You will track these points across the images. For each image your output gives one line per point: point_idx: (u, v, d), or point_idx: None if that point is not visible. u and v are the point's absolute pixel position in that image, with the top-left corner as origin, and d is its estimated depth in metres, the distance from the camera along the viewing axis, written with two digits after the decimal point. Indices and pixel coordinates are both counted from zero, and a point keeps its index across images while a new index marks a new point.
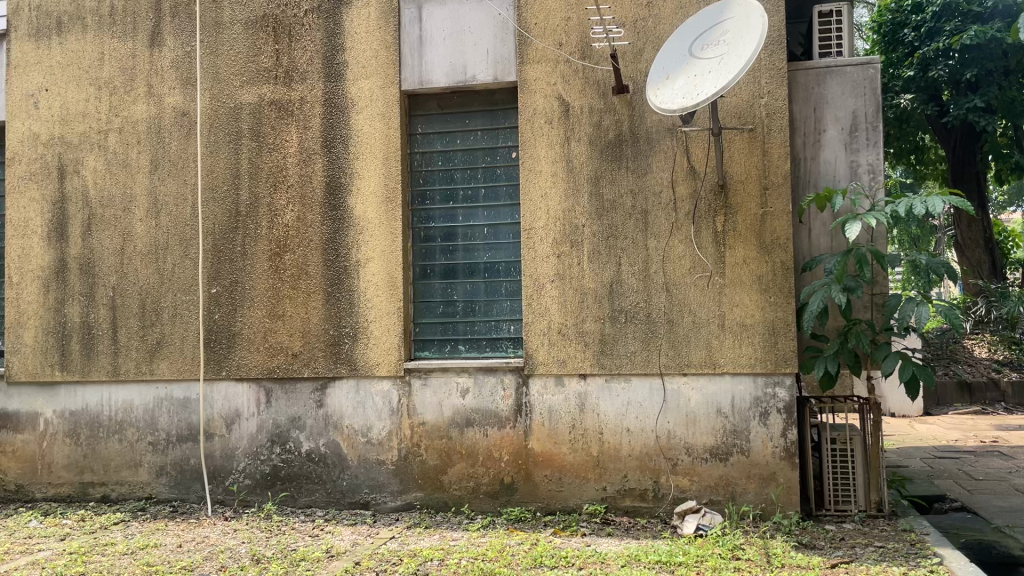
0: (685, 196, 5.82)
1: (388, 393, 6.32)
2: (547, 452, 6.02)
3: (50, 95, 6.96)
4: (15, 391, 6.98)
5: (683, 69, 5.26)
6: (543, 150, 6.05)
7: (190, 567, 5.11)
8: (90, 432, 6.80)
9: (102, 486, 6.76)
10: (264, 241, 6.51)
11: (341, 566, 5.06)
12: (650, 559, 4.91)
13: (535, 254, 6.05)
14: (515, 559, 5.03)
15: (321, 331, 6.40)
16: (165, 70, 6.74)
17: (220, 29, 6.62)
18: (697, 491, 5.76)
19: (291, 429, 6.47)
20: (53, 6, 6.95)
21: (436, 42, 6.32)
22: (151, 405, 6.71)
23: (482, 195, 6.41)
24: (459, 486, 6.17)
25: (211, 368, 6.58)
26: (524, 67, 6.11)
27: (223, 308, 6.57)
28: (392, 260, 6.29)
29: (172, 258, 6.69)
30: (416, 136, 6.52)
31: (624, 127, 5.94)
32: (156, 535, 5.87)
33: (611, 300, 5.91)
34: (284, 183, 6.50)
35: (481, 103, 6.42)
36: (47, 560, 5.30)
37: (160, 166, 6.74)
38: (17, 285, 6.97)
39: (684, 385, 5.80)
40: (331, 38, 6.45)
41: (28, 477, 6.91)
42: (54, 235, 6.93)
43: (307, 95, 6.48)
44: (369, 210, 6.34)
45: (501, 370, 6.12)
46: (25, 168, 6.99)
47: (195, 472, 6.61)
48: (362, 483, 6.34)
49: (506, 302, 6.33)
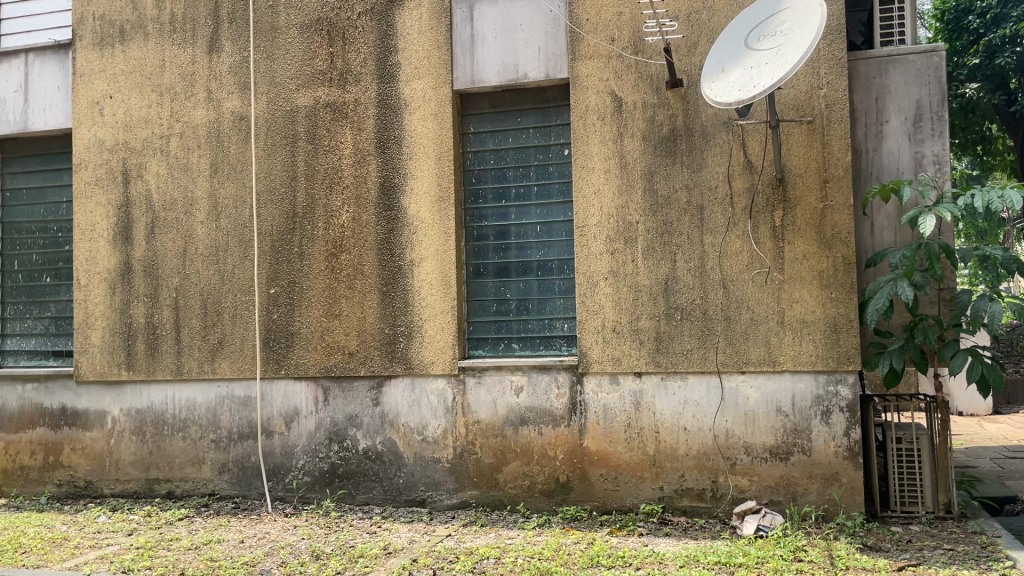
0: (742, 191, 5.71)
1: (443, 391, 6.34)
2: (603, 451, 5.97)
3: (115, 102, 7.17)
4: (84, 390, 7.20)
5: (740, 61, 5.16)
6: (596, 147, 6.02)
7: (252, 562, 5.20)
8: (156, 429, 6.98)
9: (168, 483, 6.94)
10: (321, 241, 6.61)
11: (398, 563, 5.10)
12: (709, 560, 4.84)
13: (589, 251, 6.02)
14: (571, 558, 5.00)
15: (377, 330, 6.46)
16: (224, 75, 6.87)
17: (276, 34, 6.74)
18: (757, 491, 5.65)
19: (349, 426, 6.55)
20: (116, 16, 7.16)
21: (487, 41, 6.32)
22: (214, 403, 6.85)
23: (534, 194, 6.40)
24: (514, 484, 6.16)
25: (271, 367, 6.70)
26: (577, 64, 6.08)
27: (281, 308, 6.69)
28: (446, 259, 6.32)
29: (231, 259, 6.82)
30: (469, 136, 6.53)
31: (679, 121, 5.86)
32: (219, 530, 5.99)
33: (667, 297, 5.84)
34: (340, 184, 6.58)
35: (533, 101, 6.40)
36: (115, 555, 5.45)
37: (219, 169, 6.88)
38: (86, 286, 7.20)
39: (742, 383, 5.69)
40: (384, 39, 6.50)
41: (96, 473, 7.13)
42: (119, 238, 7.13)
43: (361, 96, 6.54)
44: (423, 209, 6.38)
45: (555, 368, 6.10)
46: (92, 173, 7.22)
47: (255, 469, 6.74)
48: (418, 481, 6.38)
49: (559, 301, 6.30)
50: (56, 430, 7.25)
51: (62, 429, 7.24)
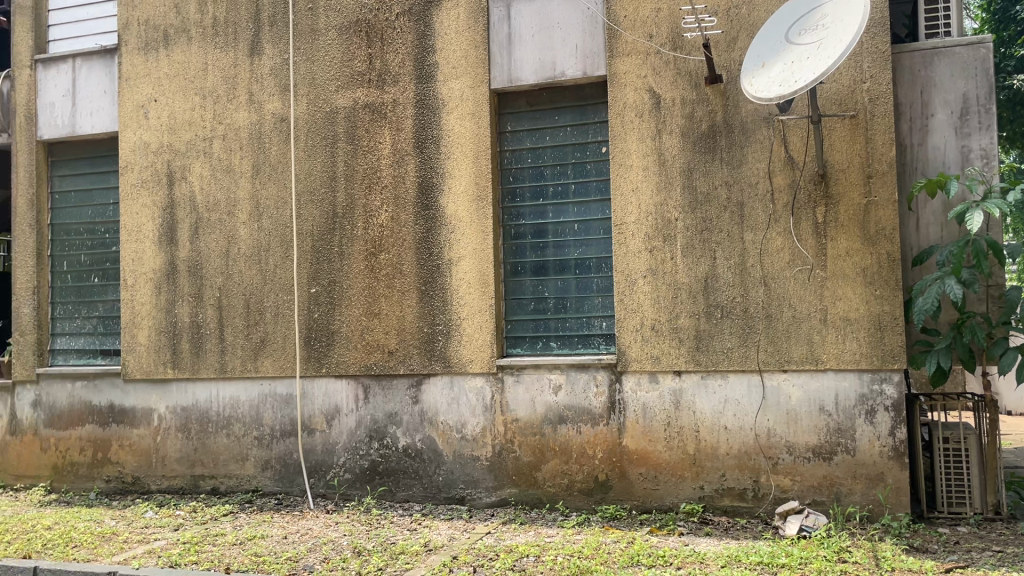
0: (783, 187, 5.64)
1: (482, 390, 6.37)
2: (642, 450, 5.95)
3: (159, 105, 7.31)
4: (131, 387, 7.35)
5: (780, 55, 5.10)
6: (634, 144, 5.99)
7: (295, 558, 5.27)
8: (200, 426, 7.11)
9: (213, 479, 7.06)
10: (360, 241, 6.67)
11: (439, 560, 5.13)
12: (752, 560, 4.80)
13: (627, 249, 6.00)
14: (611, 557, 4.98)
15: (416, 329, 6.51)
16: (265, 77, 6.97)
17: (315, 36, 6.81)
18: (799, 491, 5.58)
19: (388, 424, 6.60)
20: (160, 21, 7.30)
21: (525, 40, 6.33)
22: (257, 400, 6.96)
23: (572, 192, 6.38)
24: (553, 483, 6.16)
25: (312, 365, 6.79)
26: (614, 61, 6.06)
27: (322, 307, 6.76)
28: (484, 258, 6.34)
29: (273, 259, 6.92)
30: (506, 135, 6.54)
31: (718, 117, 5.80)
32: (263, 526, 6.08)
33: (707, 295, 5.79)
34: (378, 184, 6.63)
35: (570, 99, 6.39)
36: (163, 550, 5.56)
37: (260, 170, 6.98)
38: (132, 286, 7.36)
39: (784, 382, 5.63)
40: (422, 39, 6.54)
41: (144, 469, 7.28)
42: (164, 239, 7.27)
43: (400, 97, 6.59)
44: (461, 208, 6.41)
45: (593, 366, 6.09)
46: (138, 176, 7.37)
47: (297, 466, 6.84)
48: (457, 478, 6.41)
49: (597, 299, 6.28)
50: (105, 426, 7.42)
51: (110, 426, 7.40)
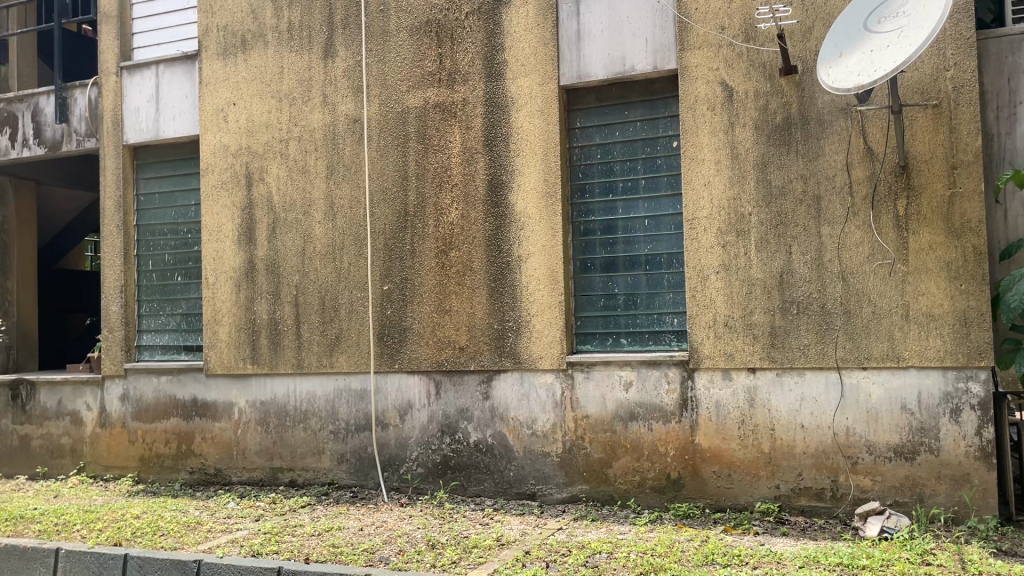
0: (862, 179, 5.49)
1: (552, 386, 6.38)
2: (715, 448, 5.88)
3: (238, 108, 7.54)
4: (213, 382, 7.60)
5: (858, 44, 4.97)
6: (705, 138, 5.92)
7: (371, 549, 5.38)
8: (279, 420, 7.32)
9: (291, 472, 7.26)
10: (431, 239, 6.76)
11: (512, 554, 5.16)
12: (830, 561, 4.70)
13: (700, 245, 5.94)
14: (685, 555, 4.94)
15: (486, 325, 6.56)
16: (338, 79, 7.11)
17: (387, 37, 6.92)
18: (880, 491, 5.43)
19: (460, 420, 6.68)
20: (238, 27, 7.52)
21: (594, 36, 6.31)
22: (332, 395, 7.13)
23: (642, 187, 6.33)
24: (624, 480, 6.14)
25: (385, 361, 6.91)
26: (685, 54, 5.99)
27: (394, 304, 6.88)
28: (553, 254, 6.36)
29: (348, 258, 7.06)
30: (575, 131, 6.53)
31: (793, 109, 5.68)
32: (339, 518, 6.22)
33: (782, 291, 5.68)
34: (449, 182, 6.70)
35: (640, 93, 6.34)
36: (245, 539, 5.75)
37: (334, 170, 7.13)
38: (214, 284, 7.61)
39: (863, 379, 5.48)
40: (491, 38, 6.57)
41: (225, 461, 7.53)
42: (243, 238, 7.50)
43: (469, 96, 6.65)
44: (530, 205, 6.44)
45: (665, 363, 6.03)
46: (218, 177, 7.61)
47: (372, 460, 6.98)
48: (528, 474, 6.44)
49: (669, 295, 6.22)
50: (188, 420, 7.69)
51: (193, 420, 7.67)
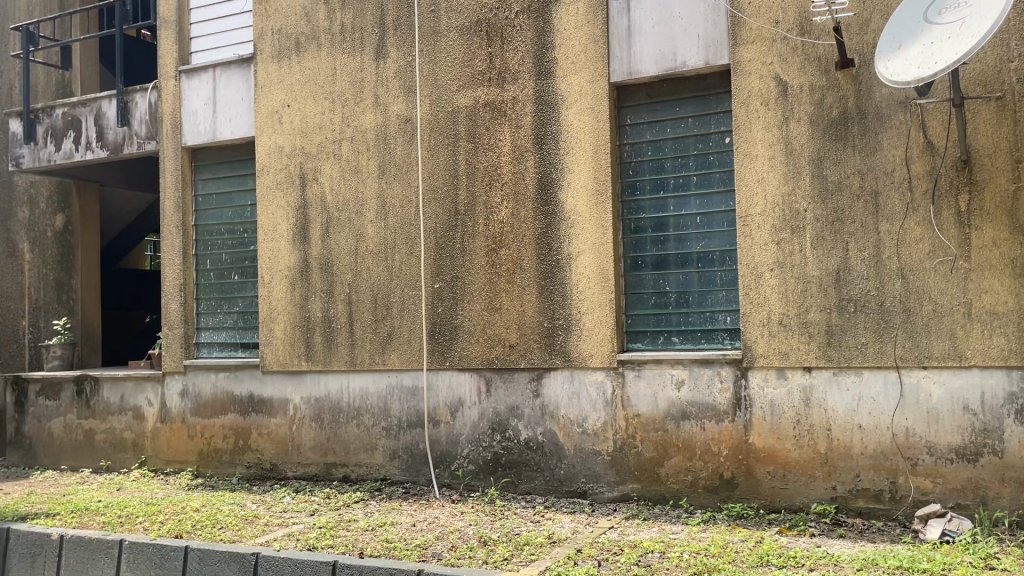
0: (922, 174, 5.36)
1: (602, 384, 6.37)
2: (770, 448, 5.80)
3: (292, 110, 7.67)
4: (268, 378, 7.76)
5: (919, 36, 4.85)
6: (759, 133, 5.85)
7: (424, 545, 5.44)
8: (332, 416, 7.43)
9: (344, 467, 7.38)
10: (482, 237, 6.79)
11: (563, 552, 5.17)
12: (889, 564, 4.60)
13: (753, 242, 5.87)
14: (739, 556, 4.89)
15: (536, 323, 6.58)
16: (390, 80, 7.19)
17: (437, 38, 6.97)
18: (941, 494, 5.31)
19: (510, 417, 6.70)
20: (292, 29, 7.65)
21: (644, 32, 6.27)
22: (384, 392, 7.22)
23: (694, 183, 6.27)
24: (676, 479, 6.10)
25: (436, 359, 6.97)
26: (738, 49, 5.92)
27: (446, 302, 6.93)
28: (604, 252, 6.34)
29: (399, 256, 7.14)
30: (626, 128, 6.50)
31: (850, 103, 5.56)
32: (392, 513, 6.30)
33: (839, 289, 5.58)
34: (499, 181, 6.73)
35: (692, 89, 6.28)
36: (301, 533, 5.85)
37: (386, 170, 7.21)
38: (269, 283, 7.76)
39: (924, 379, 5.35)
40: (541, 36, 6.57)
41: (281, 456, 7.68)
42: (298, 237, 7.63)
43: (520, 94, 6.66)
44: (580, 203, 6.43)
45: (717, 362, 5.97)
46: (273, 178, 7.76)
47: (423, 456, 7.05)
48: (579, 472, 6.44)
49: (721, 293, 6.14)
50: (245, 415, 7.86)
51: (250, 416, 7.84)
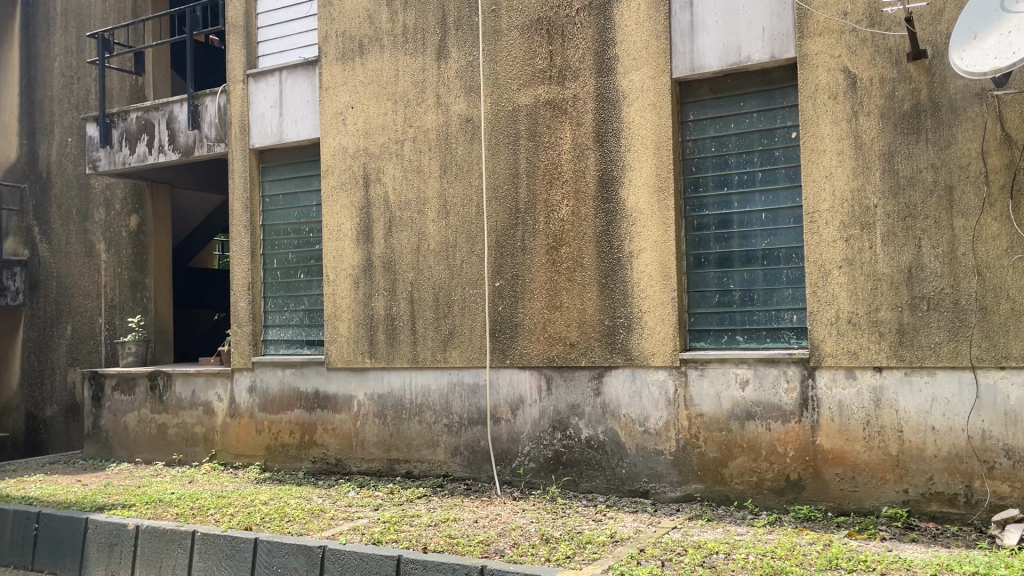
0: (999, 167, 5.17)
1: (665, 383, 6.31)
2: (838, 450, 5.68)
3: (356, 111, 7.80)
4: (333, 375, 7.91)
5: (996, 24, 4.68)
6: (827, 127, 5.73)
7: (486, 541, 5.47)
8: (395, 412, 7.54)
9: (407, 463, 7.48)
10: (542, 235, 6.80)
11: (626, 552, 5.15)
12: (965, 570, 4.46)
13: (821, 239, 5.75)
14: (807, 558, 4.80)
15: (597, 322, 6.56)
16: (451, 80, 7.25)
17: (498, 37, 7.00)
18: (1020, 499, 5.11)
19: (571, 415, 6.70)
20: (356, 32, 7.78)
21: (708, 26, 6.19)
22: (446, 389, 7.29)
23: (759, 180, 6.17)
24: (741, 480, 6.01)
25: (497, 356, 7.01)
26: (805, 42, 5.80)
27: (506, 301, 6.96)
28: (666, 250, 6.29)
29: (460, 255, 7.20)
30: (688, 124, 6.43)
31: (923, 95, 5.40)
32: (455, 510, 6.36)
33: (910, 286, 5.43)
34: (559, 178, 6.73)
35: (757, 84, 6.17)
36: (366, 527, 5.95)
37: (448, 169, 7.27)
38: (334, 282, 7.92)
39: (1001, 379, 5.16)
40: (602, 33, 6.55)
41: (345, 452, 7.82)
42: (361, 237, 7.76)
43: (581, 92, 6.65)
44: (642, 201, 6.38)
45: (784, 361, 5.87)
46: (338, 178, 7.91)
47: (485, 453, 7.10)
48: (641, 471, 6.40)
49: (787, 291, 6.03)
50: (311, 411, 8.03)
51: (316, 411, 7.99)
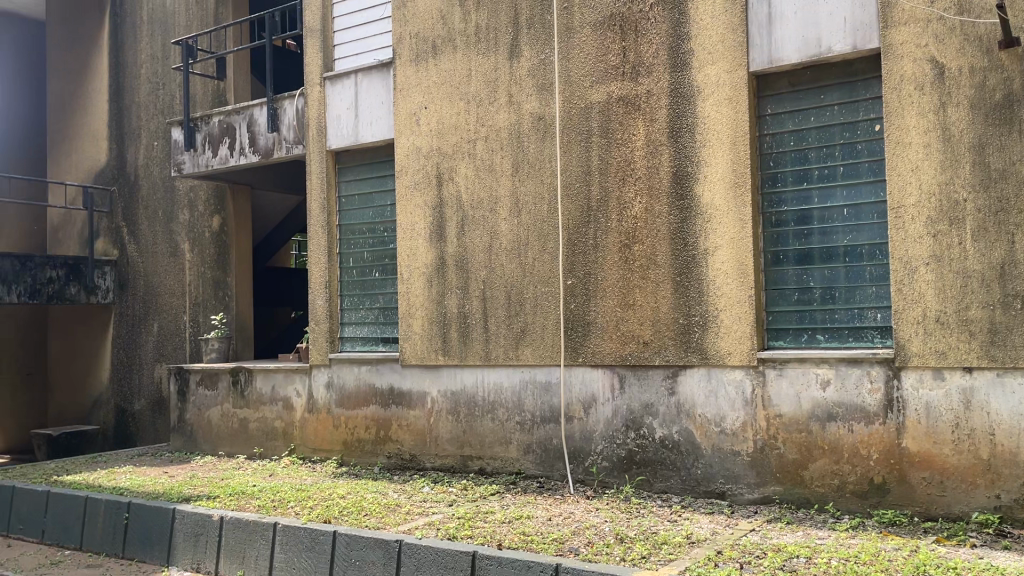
0: None
1: (741, 383, 6.20)
2: (925, 453, 5.48)
3: (429, 112, 7.89)
4: (407, 372, 8.03)
5: None
6: (913, 119, 5.53)
7: (560, 539, 5.47)
8: (468, 410, 7.60)
9: (480, 460, 7.53)
10: (615, 233, 6.76)
11: (703, 553, 5.08)
12: None
13: (906, 235, 5.56)
14: (892, 564, 4.65)
15: (671, 320, 6.48)
16: (524, 78, 7.26)
17: (571, 34, 6.98)
18: None
19: (645, 415, 6.64)
20: (429, 33, 7.87)
21: (786, 17, 6.04)
22: (518, 387, 7.31)
23: (840, 174, 6.00)
24: (821, 483, 5.86)
25: (570, 354, 7.00)
26: (889, 32, 5.61)
27: (578, 299, 6.94)
28: (742, 247, 6.17)
29: (532, 253, 7.21)
30: (766, 118, 6.30)
31: (1016, 84, 5.16)
32: (528, 507, 6.37)
33: (1003, 284, 5.20)
34: (632, 175, 6.68)
35: (838, 76, 6.00)
36: (441, 523, 6.02)
37: (520, 168, 7.29)
38: (408, 280, 8.04)
39: None
40: (677, 27, 6.46)
41: (419, 447, 7.92)
42: (434, 235, 7.85)
43: (654, 88, 6.58)
44: (717, 197, 6.28)
45: (867, 361, 5.70)
46: (412, 178, 8.02)
47: (558, 451, 7.10)
48: (717, 473, 6.30)
49: (871, 289, 5.85)
50: (386, 407, 8.16)
51: (390, 407, 8.13)
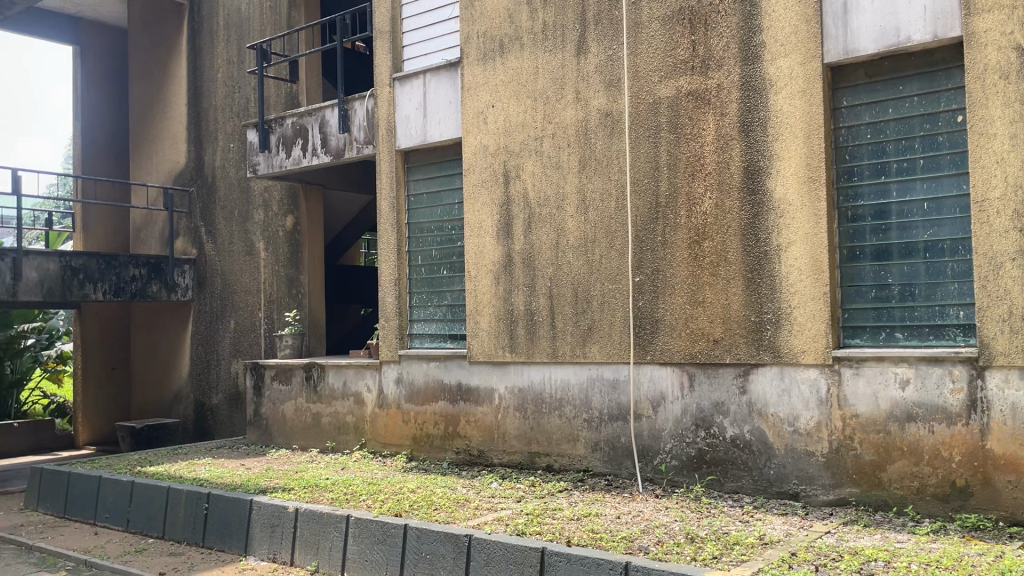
0: None
1: (816, 382, 6.06)
2: (1011, 455, 5.27)
3: (496, 110, 7.93)
4: (475, 368, 8.10)
5: None
6: (998, 109, 5.32)
7: (630, 537, 5.45)
8: (536, 406, 7.63)
9: (547, 457, 7.55)
10: (683, 230, 6.69)
11: (776, 554, 4.99)
12: None
13: (991, 229, 5.35)
14: (976, 569, 4.49)
15: (742, 317, 6.38)
16: (591, 75, 7.24)
17: (639, 29, 6.92)
18: None
19: (715, 413, 6.55)
20: (497, 32, 7.91)
21: (862, 7, 5.88)
22: (586, 384, 7.30)
23: (920, 167, 5.81)
24: (900, 485, 5.69)
25: (638, 352, 6.95)
26: (972, 19, 5.40)
27: (647, 296, 6.89)
28: (817, 243, 6.04)
29: (600, 250, 7.18)
30: (841, 110, 6.14)
31: None
32: (597, 505, 6.36)
33: None
34: (702, 171, 6.59)
35: (917, 66, 5.81)
36: (510, 518, 6.06)
37: (588, 165, 7.27)
38: (476, 277, 8.10)
39: None
40: (748, 19, 6.35)
41: (487, 443, 7.99)
42: (502, 233, 7.89)
43: (724, 81, 6.48)
44: (790, 192, 6.16)
45: (948, 361, 5.51)
46: (479, 177, 8.08)
47: (626, 449, 7.07)
48: (790, 473, 6.18)
49: (953, 285, 5.64)
50: (454, 403, 8.25)
51: (459, 403, 8.21)
